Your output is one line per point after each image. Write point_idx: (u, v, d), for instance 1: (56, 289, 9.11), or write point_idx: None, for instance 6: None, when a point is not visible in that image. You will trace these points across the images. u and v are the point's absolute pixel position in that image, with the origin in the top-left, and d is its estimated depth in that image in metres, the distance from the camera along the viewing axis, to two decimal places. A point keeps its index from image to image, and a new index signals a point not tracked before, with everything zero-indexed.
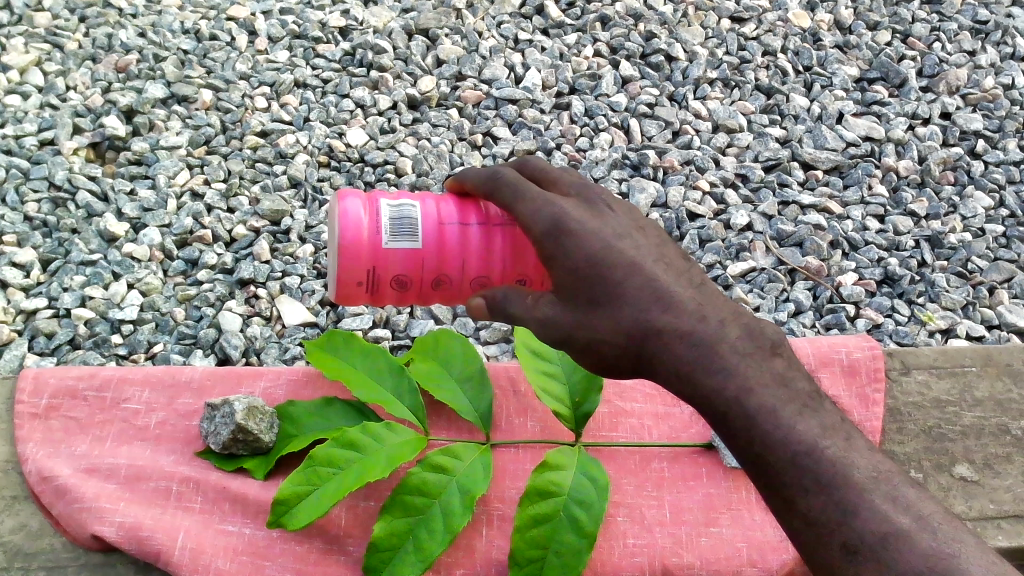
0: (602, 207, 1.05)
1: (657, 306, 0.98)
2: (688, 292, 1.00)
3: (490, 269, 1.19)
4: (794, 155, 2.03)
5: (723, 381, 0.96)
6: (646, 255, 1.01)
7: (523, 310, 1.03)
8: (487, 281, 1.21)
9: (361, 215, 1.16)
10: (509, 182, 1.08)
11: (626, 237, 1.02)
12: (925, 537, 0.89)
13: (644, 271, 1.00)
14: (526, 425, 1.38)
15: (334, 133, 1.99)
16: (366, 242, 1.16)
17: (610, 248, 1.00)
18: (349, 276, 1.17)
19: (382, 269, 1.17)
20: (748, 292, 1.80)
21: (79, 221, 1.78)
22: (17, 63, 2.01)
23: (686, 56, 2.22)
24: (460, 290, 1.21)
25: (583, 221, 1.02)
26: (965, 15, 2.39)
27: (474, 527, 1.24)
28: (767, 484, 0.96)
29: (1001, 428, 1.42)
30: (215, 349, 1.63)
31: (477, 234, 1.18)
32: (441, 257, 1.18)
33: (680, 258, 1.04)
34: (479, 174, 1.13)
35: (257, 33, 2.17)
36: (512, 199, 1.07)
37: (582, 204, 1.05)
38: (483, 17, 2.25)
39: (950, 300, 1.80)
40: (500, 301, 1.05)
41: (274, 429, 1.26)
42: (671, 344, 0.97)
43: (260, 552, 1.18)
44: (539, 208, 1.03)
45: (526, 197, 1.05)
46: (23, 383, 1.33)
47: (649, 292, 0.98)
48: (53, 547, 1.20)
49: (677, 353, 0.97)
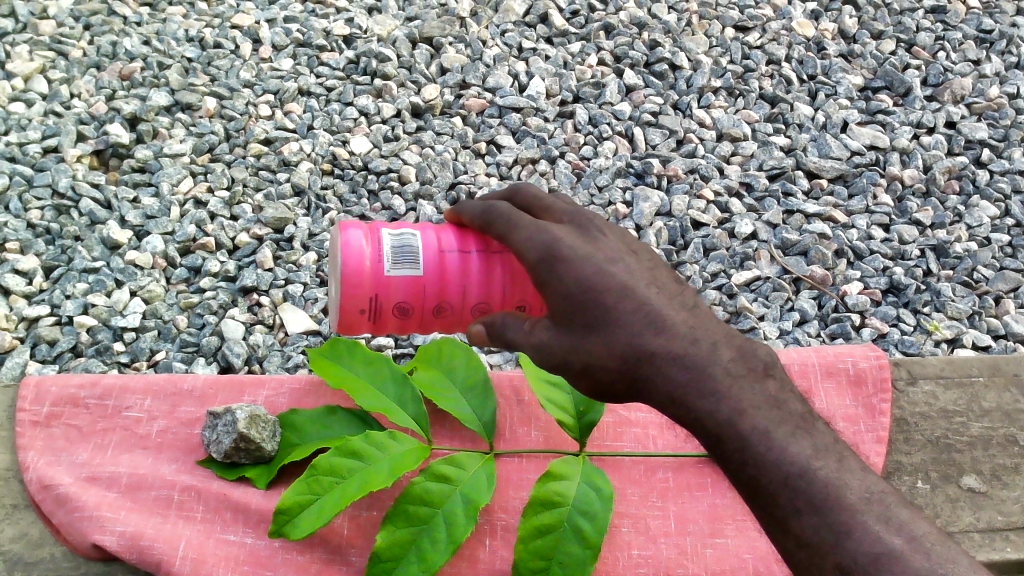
0: (595, 232, 1.03)
1: (649, 329, 0.97)
2: (681, 315, 0.99)
3: (491, 296, 1.18)
4: (798, 164, 2.03)
5: (716, 404, 0.96)
6: (639, 279, 1.00)
7: (520, 336, 1.02)
8: (488, 307, 1.19)
9: (363, 244, 1.16)
10: (503, 212, 1.06)
11: (619, 261, 1.01)
12: (918, 558, 0.89)
13: (636, 295, 0.98)
14: (529, 435, 1.38)
15: (338, 141, 1.99)
16: (368, 270, 1.15)
17: (603, 272, 0.98)
18: (352, 305, 1.16)
19: (384, 297, 1.16)
20: (752, 301, 1.80)
21: (82, 229, 1.77)
22: (21, 72, 2.01)
23: (690, 65, 2.22)
24: (462, 317, 1.20)
25: (576, 247, 1.00)
26: (970, 24, 2.38)
27: (477, 537, 1.23)
28: (761, 505, 0.95)
29: (1009, 439, 1.41)
30: (217, 357, 1.63)
31: (478, 262, 1.17)
32: (441, 284, 1.17)
33: (672, 282, 1.03)
34: (474, 205, 1.11)
35: (261, 41, 2.16)
36: (506, 229, 1.05)
37: (575, 230, 1.03)
38: (487, 26, 2.26)
39: (956, 310, 1.78)
40: (499, 328, 1.04)
41: (276, 438, 1.25)
42: (664, 368, 0.97)
43: (261, 562, 1.17)
44: (531, 235, 1.02)
45: (518, 225, 1.03)
46: (24, 391, 1.32)
47: (642, 316, 0.97)
48: (53, 556, 1.19)
49: (671, 376, 0.96)
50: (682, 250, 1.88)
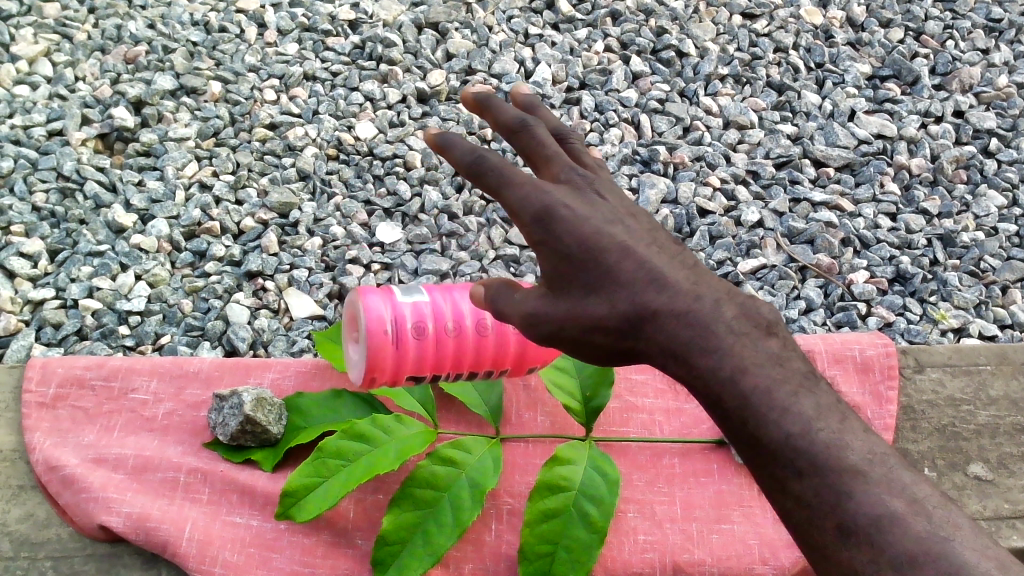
0: (594, 193, 0.97)
1: (649, 286, 0.91)
2: (683, 273, 0.92)
3: (508, 349, 1.21)
4: (805, 152, 2.02)
5: (720, 362, 0.87)
6: (638, 238, 0.94)
7: (512, 303, 0.97)
8: (504, 363, 1.22)
9: (382, 307, 1.16)
10: (495, 164, 0.96)
11: (618, 222, 0.95)
12: None
13: (635, 252, 0.92)
14: (536, 420, 1.37)
15: (343, 126, 1.99)
16: (395, 340, 1.15)
17: (600, 233, 0.93)
18: (377, 364, 1.15)
19: (408, 364, 1.17)
20: (758, 289, 1.79)
21: (87, 212, 1.77)
22: (26, 54, 2.01)
23: (697, 52, 2.21)
24: (479, 368, 1.22)
25: (574, 208, 0.95)
26: (979, 13, 2.37)
27: (483, 522, 1.23)
28: None
29: (1016, 427, 1.41)
30: (222, 341, 1.62)
31: (490, 320, 1.20)
32: (460, 347, 1.19)
33: (675, 242, 0.97)
34: (466, 147, 0.97)
35: (266, 26, 2.16)
36: (499, 185, 0.95)
37: (572, 191, 0.97)
38: (493, 11, 2.24)
39: (962, 299, 1.77)
40: (494, 293, 0.99)
41: (282, 421, 1.24)
42: (667, 324, 0.89)
43: (267, 544, 1.17)
44: (526, 196, 0.94)
45: (512, 181, 0.95)
46: (30, 372, 1.33)
47: (644, 274, 0.91)
48: (59, 537, 1.19)
49: (673, 332, 0.89)
50: (688, 238, 1.87)
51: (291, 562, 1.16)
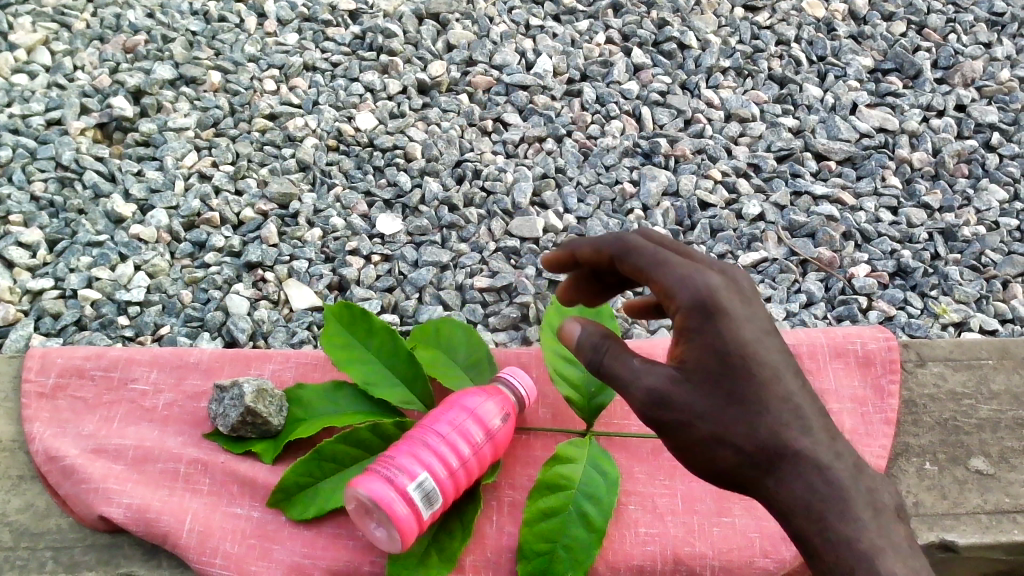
0: (751, 291, 1.00)
1: (797, 428, 0.97)
2: (818, 415, 0.99)
3: (489, 437, 1.17)
4: (807, 146, 2.02)
5: (853, 530, 0.93)
6: (789, 364, 0.99)
7: (632, 377, 0.98)
8: (490, 447, 1.18)
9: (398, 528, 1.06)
10: (642, 248, 1.00)
11: (772, 334, 0.99)
12: None
13: (787, 389, 0.97)
14: (537, 412, 1.36)
15: (343, 116, 1.98)
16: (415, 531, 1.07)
17: (762, 349, 0.97)
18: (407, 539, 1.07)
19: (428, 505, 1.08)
20: (759, 282, 1.78)
21: (86, 202, 1.77)
22: (24, 42, 2.00)
23: (699, 44, 2.20)
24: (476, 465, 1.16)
25: (734, 306, 0.97)
26: (981, 7, 2.36)
27: (483, 514, 1.23)
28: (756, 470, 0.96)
29: (1017, 422, 1.41)
30: (221, 332, 1.62)
31: (455, 413, 1.15)
32: (460, 470, 1.12)
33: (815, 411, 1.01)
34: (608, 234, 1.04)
35: (266, 15, 2.15)
36: (652, 266, 0.98)
37: (735, 284, 0.99)
38: (494, 3, 2.24)
39: (964, 293, 1.77)
40: (605, 361, 0.99)
41: (282, 413, 1.24)
42: (802, 476, 0.96)
43: (268, 535, 1.17)
44: (685, 281, 0.97)
45: (670, 262, 0.97)
46: (30, 362, 1.32)
47: (790, 412, 0.97)
48: (59, 527, 1.19)
49: (807, 481, 0.95)
50: (689, 231, 1.86)
51: (292, 553, 1.16)
